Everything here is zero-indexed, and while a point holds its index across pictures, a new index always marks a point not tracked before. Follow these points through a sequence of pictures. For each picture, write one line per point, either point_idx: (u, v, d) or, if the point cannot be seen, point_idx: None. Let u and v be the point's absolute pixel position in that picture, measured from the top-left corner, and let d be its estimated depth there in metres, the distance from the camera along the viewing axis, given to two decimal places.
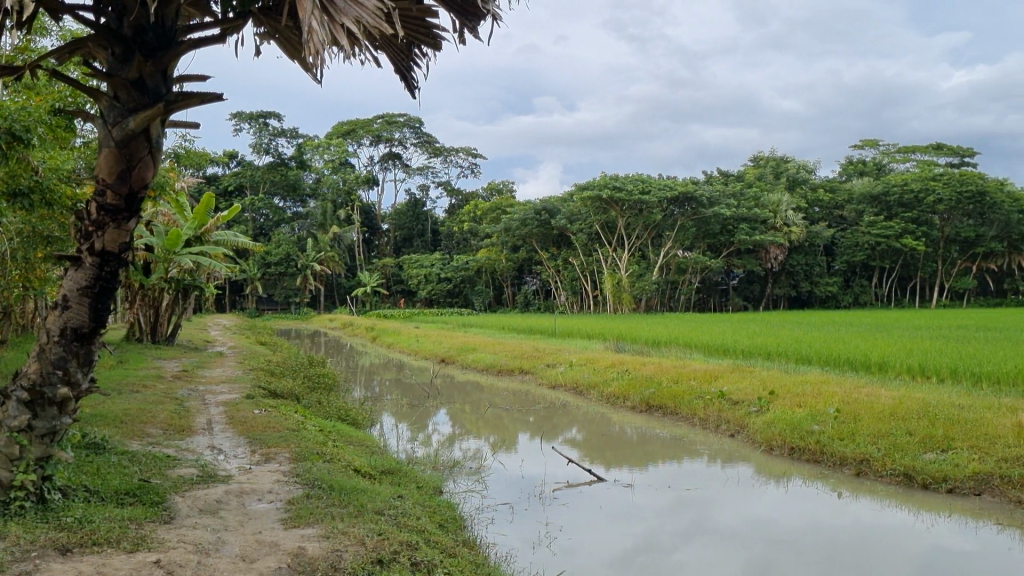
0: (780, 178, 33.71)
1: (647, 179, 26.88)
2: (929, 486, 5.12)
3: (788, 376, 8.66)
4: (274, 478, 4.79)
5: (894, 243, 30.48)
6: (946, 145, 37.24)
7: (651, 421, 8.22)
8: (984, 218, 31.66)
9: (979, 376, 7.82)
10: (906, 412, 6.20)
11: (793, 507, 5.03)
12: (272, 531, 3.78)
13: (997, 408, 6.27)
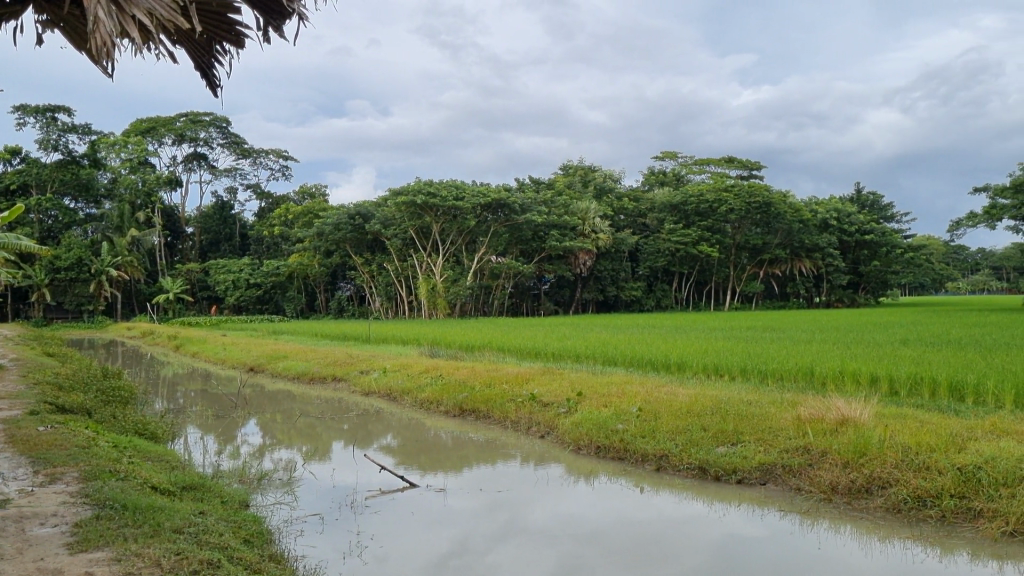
0: (587, 186, 34.85)
1: (460, 185, 27.11)
2: (721, 478, 5.45)
3: (595, 377, 8.99)
4: (60, 500, 4.44)
5: (691, 249, 32.38)
6: (736, 158, 39.98)
7: (465, 425, 8.27)
8: (769, 226, 34.22)
9: (765, 374, 8.45)
10: (701, 409, 6.60)
11: (601, 504, 5.21)
12: (55, 556, 3.51)
13: (780, 403, 6.79)
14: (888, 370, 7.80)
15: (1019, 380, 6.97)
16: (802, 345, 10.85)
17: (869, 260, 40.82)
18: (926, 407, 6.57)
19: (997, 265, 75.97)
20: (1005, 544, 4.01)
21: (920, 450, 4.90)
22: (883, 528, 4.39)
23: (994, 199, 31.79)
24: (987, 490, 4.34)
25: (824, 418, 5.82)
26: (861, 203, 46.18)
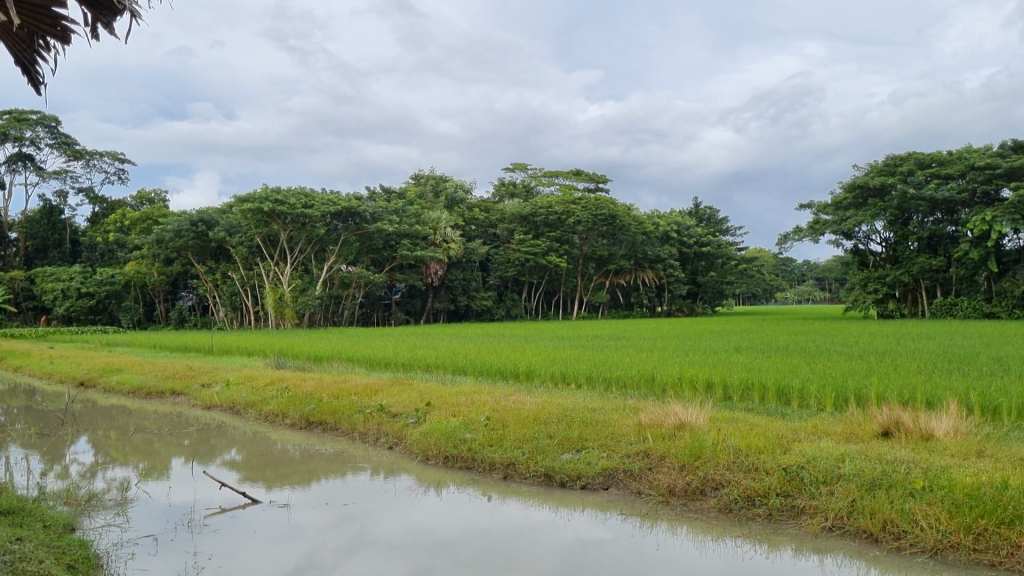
0: (438, 196, 34.62)
1: (309, 192, 26.54)
2: (567, 484, 5.54)
3: (445, 386, 9.01)
4: None
5: (541, 259, 33.02)
6: (583, 171, 41.08)
7: (311, 438, 8.08)
8: (618, 235, 35.27)
9: (609, 381, 8.71)
10: (547, 417, 6.73)
11: (450, 514, 5.20)
12: None
13: (623, 409, 7.03)
14: (722, 376, 8.21)
15: (838, 384, 7.50)
16: (645, 353, 11.27)
17: (706, 272, 42.87)
18: (757, 411, 6.95)
19: (819, 276, 81.60)
20: (824, 537, 4.28)
21: (750, 452, 5.19)
22: (717, 527, 4.58)
23: (817, 214, 34.08)
24: (809, 488, 4.63)
25: (663, 423, 6.05)
26: (699, 216, 48.41)
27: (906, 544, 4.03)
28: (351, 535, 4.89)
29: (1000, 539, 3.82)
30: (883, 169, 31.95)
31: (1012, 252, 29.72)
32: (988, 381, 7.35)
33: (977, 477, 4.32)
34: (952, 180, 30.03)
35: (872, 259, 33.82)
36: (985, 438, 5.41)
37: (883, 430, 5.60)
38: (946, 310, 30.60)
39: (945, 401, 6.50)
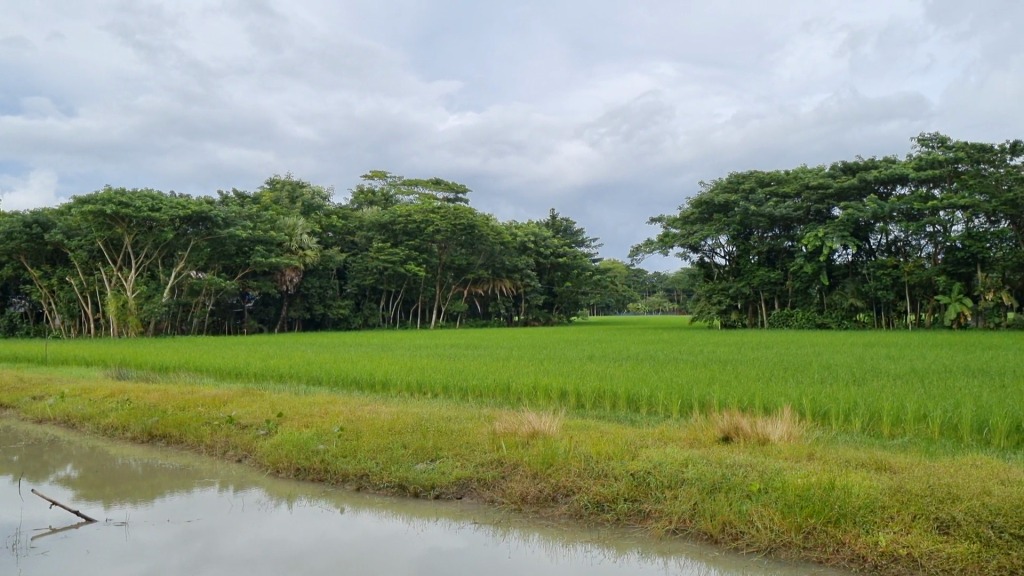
0: (295, 202, 33.70)
1: (156, 194, 25.43)
2: (420, 494, 5.48)
3: (298, 397, 8.78)
4: None
5: (399, 268, 32.82)
6: (443, 181, 41.16)
7: (154, 451, 7.69)
8: (475, 242, 35.54)
9: (466, 390, 8.74)
10: (402, 427, 6.69)
11: (301, 527, 5.07)
12: None
13: (477, 418, 7.06)
14: (575, 385, 8.38)
15: (684, 391, 7.80)
16: (500, 362, 11.38)
17: (561, 281, 43.77)
18: (608, 419, 7.14)
19: (669, 287, 85.12)
20: (669, 540, 4.41)
21: (601, 458, 5.34)
22: (567, 533, 4.65)
23: (667, 228, 35.41)
24: (655, 492, 4.80)
25: (517, 432, 6.13)
26: (555, 228, 49.37)
27: (743, 544, 4.21)
28: (194, 551, 4.66)
29: (827, 536, 4.07)
30: (728, 186, 33.54)
31: (841, 266, 31.78)
32: (819, 388, 7.84)
33: (807, 478, 4.59)
34: (788, 198, 31.95)
35: (717, 272, 35.35)
36: (814, 442, 5.77)
37: (723, 435, 5.88)
38: (783, 321, 32.40)
39: (779, 407, 6.89)
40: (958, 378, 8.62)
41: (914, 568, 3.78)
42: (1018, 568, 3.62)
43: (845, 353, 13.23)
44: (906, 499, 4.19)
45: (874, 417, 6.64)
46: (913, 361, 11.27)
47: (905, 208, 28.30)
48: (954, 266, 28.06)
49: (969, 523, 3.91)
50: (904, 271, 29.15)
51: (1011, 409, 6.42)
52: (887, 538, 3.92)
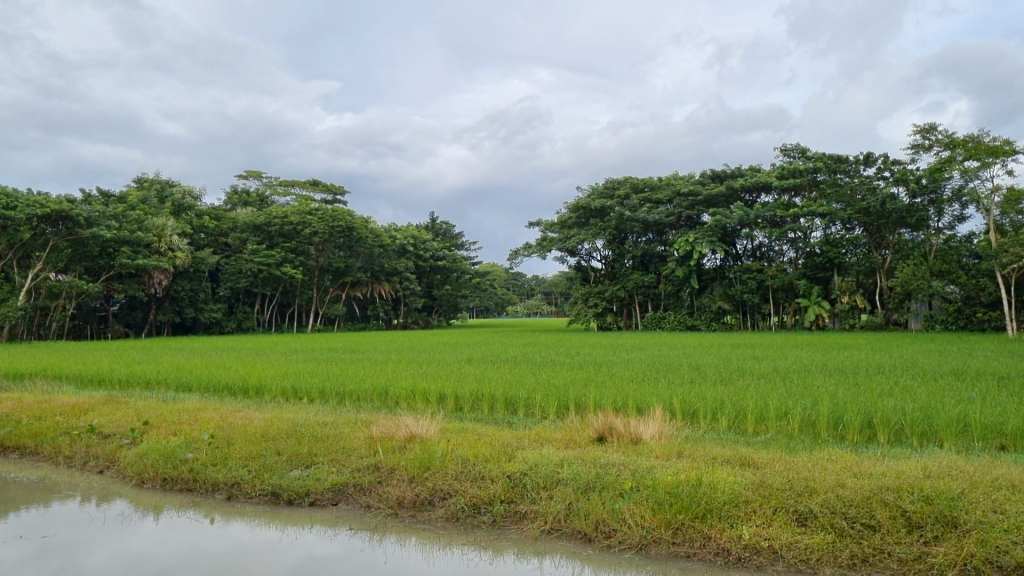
0: (164, 202, 32.20)
1: (11, 191, 23.94)
2: (294, 502, 5.35)
3: (165, 405, 8.45)
4: None
5: (275, 270, 32.10)
6: (320, 182, 40.42)
7: (6, 465, 7.23)
8: (353, 243, 35.12)
9: (343, 395, 8.61)
10: (276, 433, 6.54)
11: (170, 540, 4.88)
12: None
13: (353, 423, 6.98)
14: (453, 388, 8.39)
15: (560, 393, 7.92)
16: (377, 366, 11.27)
17: (441, 284, 43.76)
18: (485, 421, 7.17)
19: (547, 291, 86.44)
20: (544, 540, 4.46)
21: (477, 461, 5.38)
22: (444, 536, 4.64)
23: (545, 232, 35.87)
24: (531, 493, 4.86)
25: (394, 437, 6.09)
26: (435, 231, 49.24)
27: (615, 542, 4.31)
28: (50, 568, 4.41)
29: (694, 532, 4.21)
30: (604, 192, 34.24)
31: (710, 270, 32.94)
32: (689, 388, 8.12)
33: (676, 475, 4.75)
34: (661, 204, 32.95)
35: (593, 275, 36.02)
36: (684, 440, 5.98)
37: (597, 436, 6.00)
38: (656, 323, 33.34)
39: (651, 406, 7.10)
40: (816, 376, 9.09)
41: (775, 559, 3.96)
42: (868, 556, 3.86)
43: (713, 354, 13.75)
44: (769, 494, 4.39)
45: (739, 415, 6.92)
46: (774, 361, 11.81)
47: (769, 215, 29.66)
48: (813, 270, 29.59)
49: (825, 515, 4.13)
50: (768, 275, 30.52)
51: (863, 405, 6.83)
52: (750, 532, 4.09)
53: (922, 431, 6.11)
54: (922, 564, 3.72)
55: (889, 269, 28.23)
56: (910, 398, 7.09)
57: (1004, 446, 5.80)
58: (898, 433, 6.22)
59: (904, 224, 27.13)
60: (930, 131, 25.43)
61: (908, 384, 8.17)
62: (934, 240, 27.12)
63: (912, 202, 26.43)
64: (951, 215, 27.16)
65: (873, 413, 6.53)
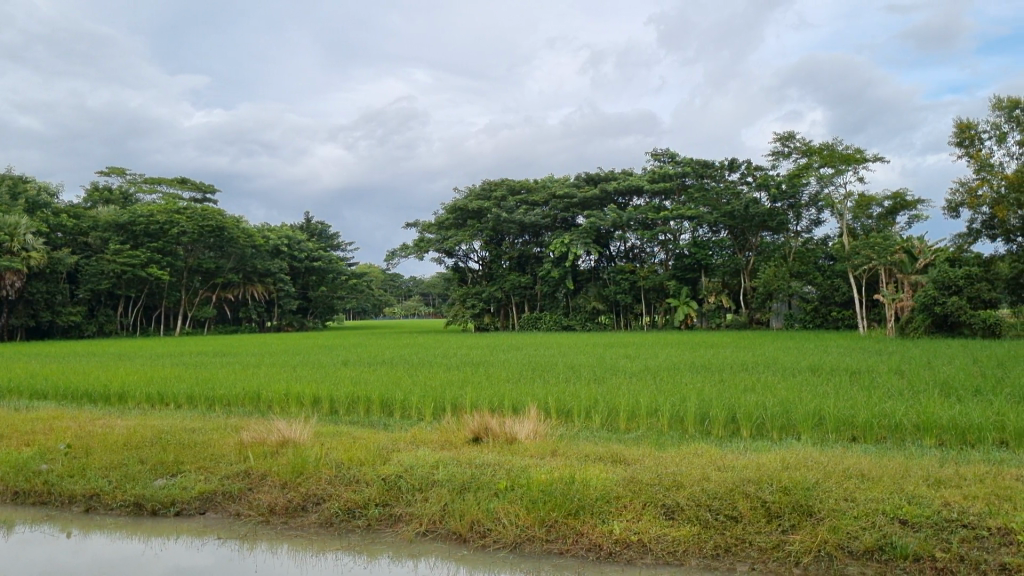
0: (17, 199, 30.23)
1: None
2: (159, 512, 5.13)
3: (17, 414, 7.95)
4: None
5: (140, 271, 30.73)
6: (189, 180, 39.00)
7: None
8: (222, 242, 34.07)
9: (212, 400, 8.34)
10: (139, 441, 6.28)
11: (23, 556, 4.60)
12: None
13: (223, 429, 6.78)
14: (328, 391, 8.26)
15: (437, 394, 7.92)
16: (249, 369, 10.98)
17: (316, 286, 43.00)
18: (360, 424, 7.10)
19: (425, 292, 86.16)
20: (419, 542, 4.44)
21: (351, 464, 5.32)
22: (316, 542, 4.55)
23: (422, 233, 35.72)
24: (406, 495, 4.84)
25: (265, 442, 5.95)
26: (310, 231, 48.24)
27: (490, 542, 4.32)
28: None
29: (567, 529, 4.28)
30: (481, 193, 34.38)
31: (585, 271, 33.60)
32: (563, 387, 8.26)
33: (550, 474, 4.83)
34: (537, 206, 33.39)
35: (470, 276, 36.08)
36: (557, 438, 6.08)
37: (473, 436, 6.03)
38: (533, 323, 33.65)
39: (527, 406, 7.18)
40: (684, 373, 9.40)
41: (643, 552, 4.06)
42: (730, 546, 4.01)
43: (586, 353, 14.00)
44: (638, 489, 4.52)
45: (611, 413, 7.08)
46: (644, 359, 12.16)
47: (641, 218, 30.51)
48: (682, 271, 30.53)
49: (690, 507, 4.28)
50: (639, 276, 31.36)
51: (728, 401, 7.12)
52: (620, 526, 4.20)
53: (781, 424, 6.41)
54: (780, 551, 3.90)
55: (752, 270, 29.56)
56: (771, 393, 7.44)
57: (855, 437, 6.15)
58: (759, 426, 6.50)
59: (766, 227, 28.44)
60: (789, 139, 26.71)
61: (768, 380, 8.58)
62: (792, 242, 28.73)
63: (773, 206, 27.76)
64: (808, 219, 28.75)
65: (736, 408, 6.81)
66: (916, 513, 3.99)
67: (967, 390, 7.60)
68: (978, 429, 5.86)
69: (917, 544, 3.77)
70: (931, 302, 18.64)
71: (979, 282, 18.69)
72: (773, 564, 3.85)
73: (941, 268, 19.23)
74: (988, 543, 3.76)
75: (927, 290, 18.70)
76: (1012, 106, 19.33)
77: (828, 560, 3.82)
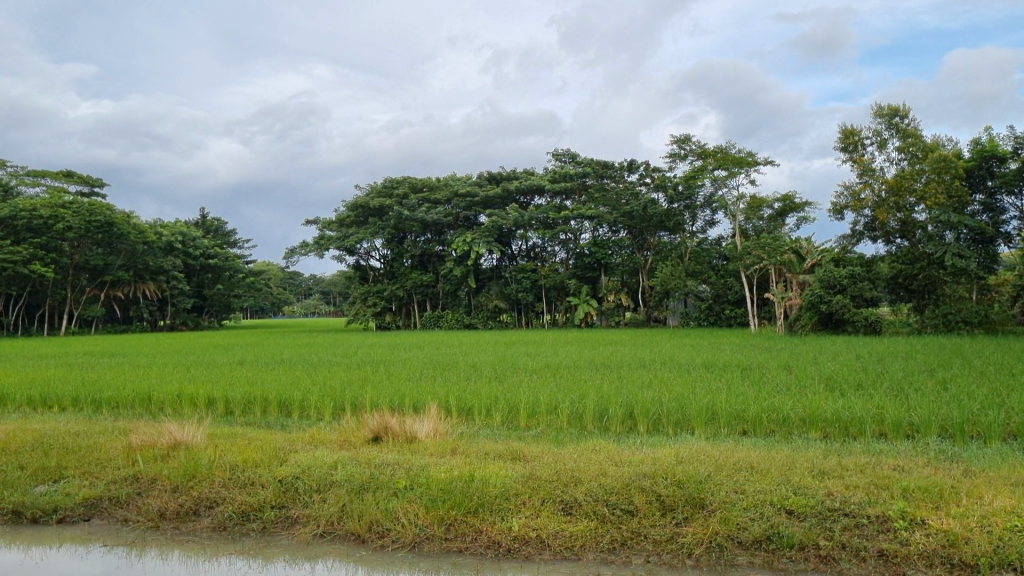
0: None
1: None
2: (39, 520, 4.85)
3: None
4: None
5: (21, 268, 28.96)
6: (75, 173, 37.39)
7: None
8: (112, 236, 32.76)
9: (99, 402, 8.01)
10: (18, 446, 5.97)
11: None
12: None
13: (111, 432, 6.52)
14: (223, 392, 8.05)
15: (336, 394, 7.81)
16: (140, 370, 10.62)
17: (212, 284, 41.96)
18: (257, 425, 6.94)
19: (325, 290, 84.93)
20: (316, 544, 4.35)
21: (247, 466, 5.20)
22: (209, 546, 4.41)
23: (323, 230, 35.14)
24: (303, 497, 4.76)
25: (155, 445, 5.75)
26: (206, 227, 46.88)
27: (389, 541, 4.28)
28: None
29: (467, 527, 4.27)
30: (382, 191, 34.08)
31: (487, 270, 33.69)
32: (464, 385, 8.26)
33: (449, 472, 4.83)
34: (439, 205, 33.35)
35: (371, 274, 35.72)
36: (458, 437, 6.08)
37: (372, 435, 5.97)
38: (434, 322, 33.45)
39: (427, 405, 7.16)
40: (583, 371, 9.55)
41: (542, 548, 4.09)
42: (626, 540, 4.07)
43: (487, 352, 14.04)
44: (537, 486, 4.56)
45: (512, 410, 7.12)
46: (543, 357, 12.30)
47: (542, 217, 30.83)
48: (582, 270, 31.02)
49: (588, 503, 4.34)
50: (541, 274, 31.61)
51: (625, 397, 7.26)
52: (519, 524, 4.22)
53: (677, 419, 6.58)
54: (674, 543, 3.98)
55: (649, 269, 30.24)
56: (667, 389, 7.62)
57: (745, 431, 6.36)
58: (655, 422, 6.65)
59: (663, 228, 29.11)
60: (685, 142, 27.36)
61: (664, 377, 8.78)
62: (688, 242, 29.51)
63: (670, 207, 28.42)
64: (703, 220, 29.59)
65: (635, 404, 6.95)
66: (801, 503, 4.15)
67: (849, 384, 7.96)
68: (860, 422, 6.13)
69: (802, 533, 3.92)
70: (817, 300, 19.38)
71: (862, 282, 19.50)
72: (668, 556, 3.92)
73: (827, 268, 20.03)
74: (868, 530, 3.93)
75: (814, 290, 19.47)
76: (892, 114, 20.32)
77: (719, 551, 3.92)
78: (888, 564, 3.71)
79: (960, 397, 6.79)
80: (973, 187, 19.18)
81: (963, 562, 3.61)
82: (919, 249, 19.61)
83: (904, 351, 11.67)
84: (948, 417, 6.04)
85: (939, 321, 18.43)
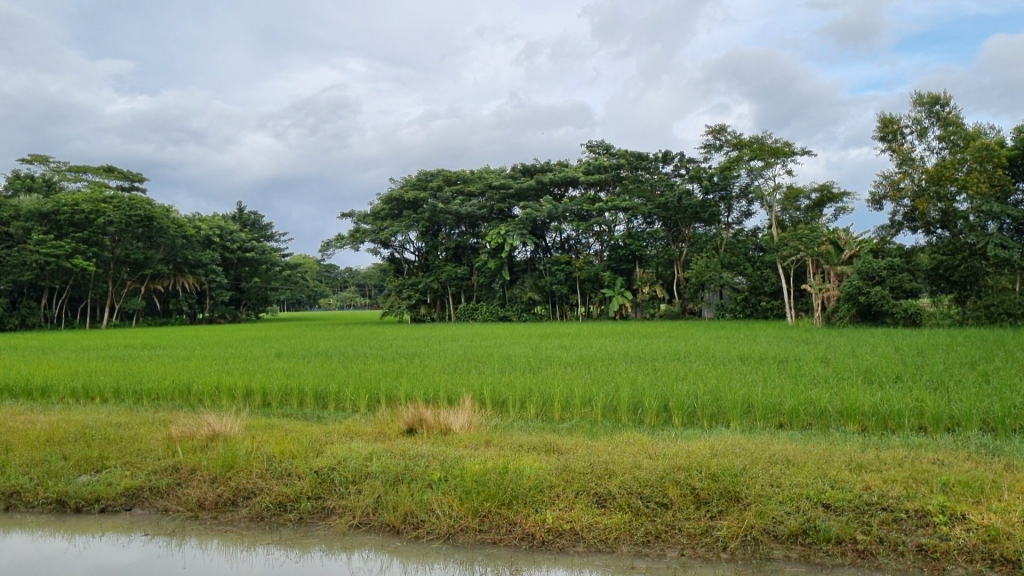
0: None
1: None
2: (82, 509, 4.94)
3: None
4: None
5: (64, 261, 29.40)
6: (116, 168, 37.98)
7: None
8: (150, 229, 33.21)
9: (140, 394, 8.15)
10: (61, 438, 6.06)
11: None
12: None
13: (150, 424, 6.62)
14: (261, 384, 8.12)
15: (371, 387, 7.85)
16: (180, 363, 10.78)
17: (249, 277, 42.52)
18: (292, 416, 7.00)
19: (360, 283, 85.37)
20: (352, 535, 4.39)
21: (283, 458, 5.26)
22: (247, 536, 4.46)
23: (357, 223, 35.39)
24: (338, 488, 4.80)
25: (194, 436, 5.84)
26: (243, 221, 47.42)
27: (423, 533, 4.30)
28: None
29: (500, 519, 4.28)
30: (417, 183, 34.15)
31: (521, 262, 33.66)
32: (498, 377, 8.27)
33: (483, 464, 4.84)
34: (473, 196, 33.41)
35: (406, 266, 35.91)
36: (492, 429, 6.09)
37: (407, 427, 6.02)
38: (469, 314, 33.48)
39: (461, 398, 7.18)
40: (615, 363, 9.52)
41: (575, 541, 4.08)
42: (661, 532, 4.06)
43: (519, 345, 13.96)
44: (572, 478, 4.57)
45: (547, 403, 7.12)
46: (577, 348, 12.26)
47: (577, 209, 30.78)
48: (616, 262, 30.97)
49: (622, 495, 4.33)
50: (576, 266, 31.58)
51: (661, 389, 7.22)
52: (552, 516, 4.23)
53: (712, 413, 6.53)
54: (709, 537, 3.96)
55: (684, 261, 30.03)
56: (702, 382, 7.55)
57: (782, 424, 6.31)
58: (690, 415, 6.61)
59: (698, 219, 28.91)
60: (721, 133, 27.11)
61: (697, 369, 8.76)
62: (724, 234, 29.20)
63: (705, 199, 28.23)
64: (739, 211, 29.31)
65: (669, 397, 6.91)
66: (837, 497, 4.11)
67: (885, 377, 7.84)
68: (898, 415, 6.06)
69: (840, 528, 3.87)
70: (856, 292, 19.12)
71: (901, 273, 19.16)
72: (702, 549, 3.91)
73: (866, 258, 19.77)
74: (907, 525, 3.87)
75: (852, 281, 19.22)
76: (933, 101, 19.96)
77: (754, 544, 3.89)
78: (927, 559, 3.65)
79: (1000, 390, 6.66)
80: (1016, 177, 18.77)
81: (1005, 558, 3.55)
82: (961, 239, 19.28)
83: (944, 343, 11.42)
84: (989, 410, 5.94)
85: (981, 313, 18.11)
